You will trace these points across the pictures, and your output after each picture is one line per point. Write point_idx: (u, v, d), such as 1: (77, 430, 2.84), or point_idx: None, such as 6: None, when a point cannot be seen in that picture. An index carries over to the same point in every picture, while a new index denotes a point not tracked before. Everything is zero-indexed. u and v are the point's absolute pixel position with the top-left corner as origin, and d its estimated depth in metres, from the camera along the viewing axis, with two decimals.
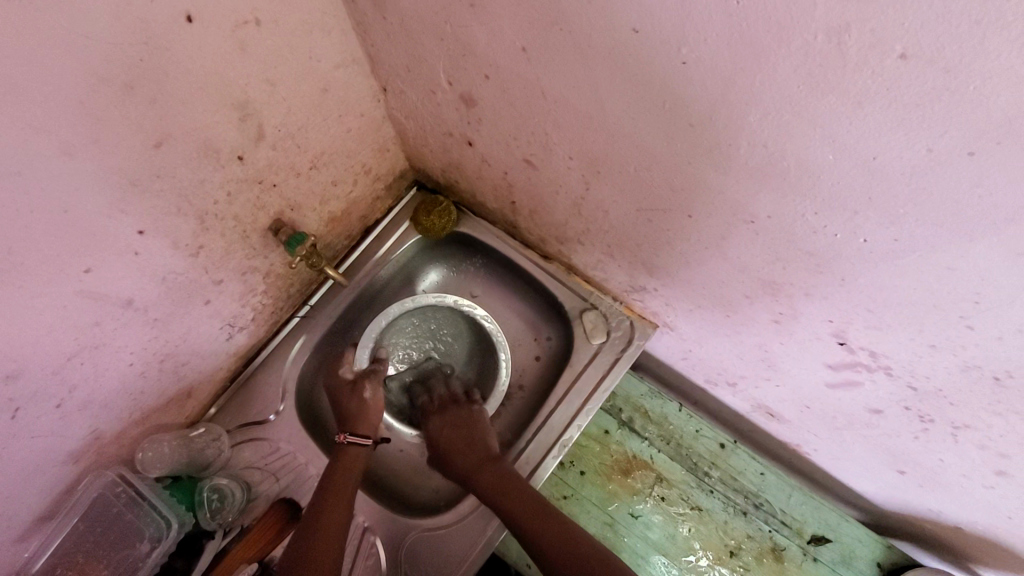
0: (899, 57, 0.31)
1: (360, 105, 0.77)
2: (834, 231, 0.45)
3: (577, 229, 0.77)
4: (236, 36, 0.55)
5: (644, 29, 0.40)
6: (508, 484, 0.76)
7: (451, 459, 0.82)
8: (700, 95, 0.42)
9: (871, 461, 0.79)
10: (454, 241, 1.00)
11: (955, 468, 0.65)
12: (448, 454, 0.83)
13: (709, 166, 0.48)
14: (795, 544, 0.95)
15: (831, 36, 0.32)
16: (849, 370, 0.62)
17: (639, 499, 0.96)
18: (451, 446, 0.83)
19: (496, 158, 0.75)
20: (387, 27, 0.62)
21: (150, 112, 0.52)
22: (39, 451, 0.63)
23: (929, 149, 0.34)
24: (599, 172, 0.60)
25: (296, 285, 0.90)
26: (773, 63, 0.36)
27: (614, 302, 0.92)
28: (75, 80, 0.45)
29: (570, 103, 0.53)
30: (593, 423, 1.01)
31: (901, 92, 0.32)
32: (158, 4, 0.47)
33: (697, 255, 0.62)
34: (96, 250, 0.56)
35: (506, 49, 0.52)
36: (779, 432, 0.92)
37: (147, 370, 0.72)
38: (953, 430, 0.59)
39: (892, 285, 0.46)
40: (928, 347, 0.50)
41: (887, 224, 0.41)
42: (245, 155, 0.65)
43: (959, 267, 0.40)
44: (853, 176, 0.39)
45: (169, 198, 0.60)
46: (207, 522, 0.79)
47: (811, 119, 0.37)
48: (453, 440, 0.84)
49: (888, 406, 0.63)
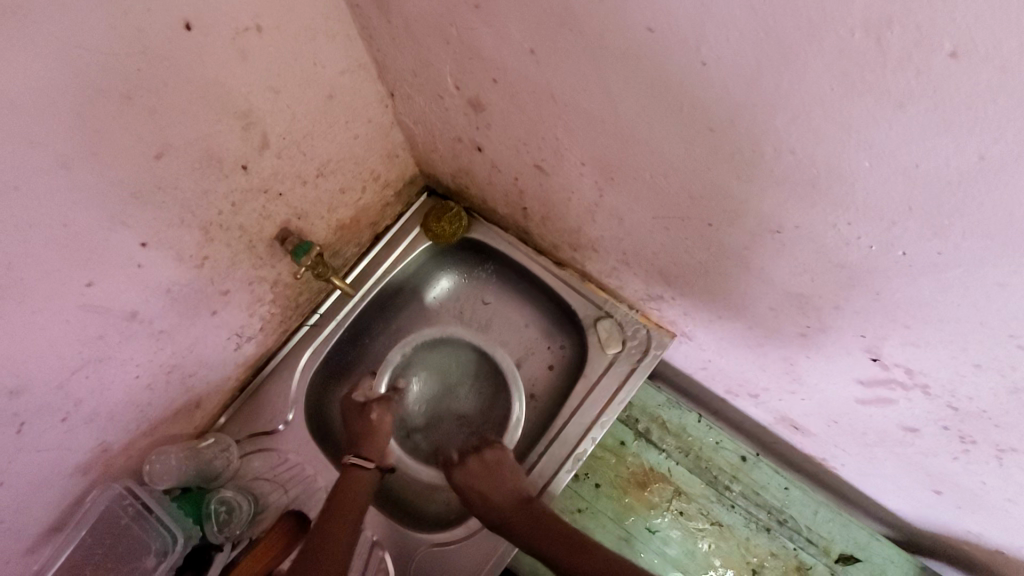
0: (949, 54, 0.27)
1: (367, 110, 0.75)
2: (868, 244, 0.42)
3: (591, 236, 0.74)
4: (237, 43, 0.53)
5: (659, 27, 0.37)
6: (531, 522, 0.75)
7: (479, 506, 0.77)
8: (720, 97, 0.39)
9: (906, 481, 0.75)
10: (466, 248, 0.98)
11: (999, 492, 0.60)
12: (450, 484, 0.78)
13: (731, 172, 0.45)
14: (822, 563, 0.91)
15: (870, 31, 0.29)
16: (881, 387, 0.58)
17: (657, 513, 0.93)
18: (478, 491, 0.78)
19: (506, 164, 0.72)
20: (392, 31, 0.60)
21: (150, 123, 0.51)
22: (45, 465, 0.62)
23: (981, 156, 0.31)
24: (613, 178, 0.57)
25: (305, 293, 0.89)
26: (804, 63, 0.32)
27: (630, 310, 0.88)
28: (72, 92, 0.43)
29: (582, 107, 0.50)
30: (609, 434, 0.97)
31: (951, 91, 0.29)
32: (156, 12, 0.45)
33: (717, 265, 0.58)
34: (98, 262, 0.55)
35: (514, 51, 0.49)
36: (805, 446, 0.88)
37: (154, 381, 0.71)
38: (998, 453, 0.55)
39: (933, 300, 0.43)
40: (971, 366, 0.46)
41: (927, 236, 0.38)
42: (250, 164, 0.64)
43: (1011, 283, 0.37)
44: (892, 183, 0.36)
45: (172, 209, 0.59)
46: (214, 535, 0.79)
47: (846, 122, 0.34)
48: (479, 486, 0.78)
49: (925, 426, 0.59)
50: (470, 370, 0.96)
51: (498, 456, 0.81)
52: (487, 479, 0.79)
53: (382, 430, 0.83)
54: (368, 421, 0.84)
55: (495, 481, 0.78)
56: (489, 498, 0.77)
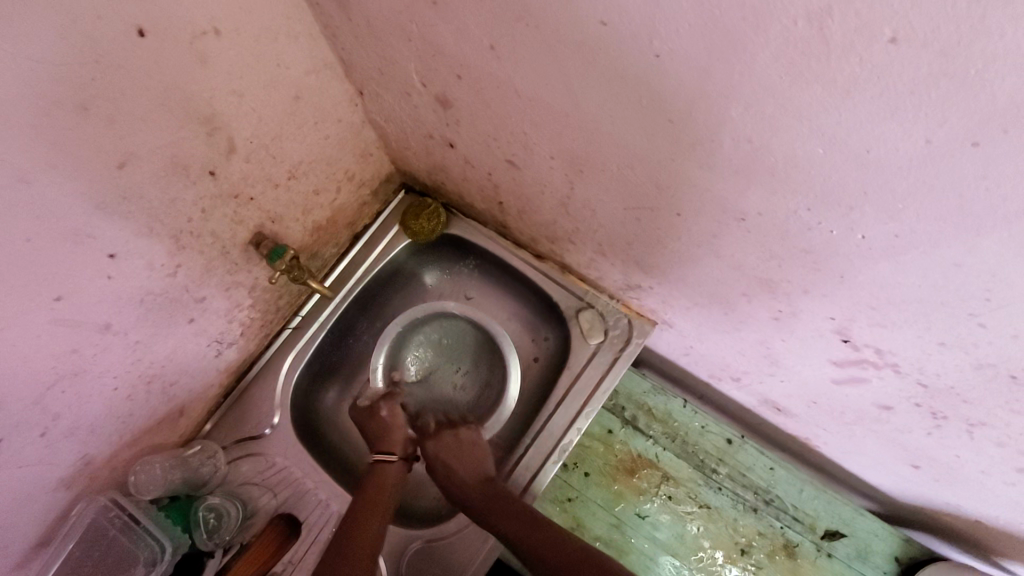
0: (889, 42, 0.27)
1: (337, 111, 0.74)
2: (830, 228, 0.42)
3: (567, 228, 0.74)
4: (195, 48, 0.52)
5: (612, 21, 0.37)
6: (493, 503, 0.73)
7: (446, 478, 0.78)
8: (677, 89, 0.39)
9: (885, 456, 0.76)
10: (445, 244, 0.97)
11: (973, 464, 0.61)
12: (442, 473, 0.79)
13: (693, 163, 0.45)
14: (808, 540, 0.92)
15: (813, 20, 0.29)
16: (855, 367, 0.59)
17: (646, 499, 0.94)
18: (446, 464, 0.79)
19: (478, 159, 0.72)
20: (354, 29, 0.59)
21: (110, 134, 0.50)
22: (27, 482, 0.62)
23: (928, 140, 0.31)
24: (582, 171, 0.57)
25: (285, 297, 0.88)
26: (751, 53, 0.32)
27: (610, 300, 0.89)
28: (23, 105, 0.43)
29: (544, 101, 0.50)
30: (596, 423, 0.98)
31: (893, 79, 0.29)
32: (107, 20, 0.44)
33: (688, 253, 0.59)
34: (67, 277, 0.54)
35: (474, 47, 0.49)
36: (788, 426, 0.89)
37: (133, 392, 0.71)
38: (968, 427, 0.56)
39: (895, 282, 0.43)
40: (936, 344, 0.47)
41: (886, 220, 0.38)
42: (217, 169, 0.63)
43: (967, 263, 0.37)
44: (847, 169, 0.36)
45: (140, 219, 0.58)
46: (203, 542, 0.79)
47: (797, 111, 0.34)
48: (448, 461, 0.79)
49: (898, 403, 0.60)
50: (463, 356, 0.96)
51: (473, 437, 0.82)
52: (457, 454, 0.80)
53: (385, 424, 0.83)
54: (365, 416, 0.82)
55: (463, 456, 0.80)
56: (453, 474, 0.78)
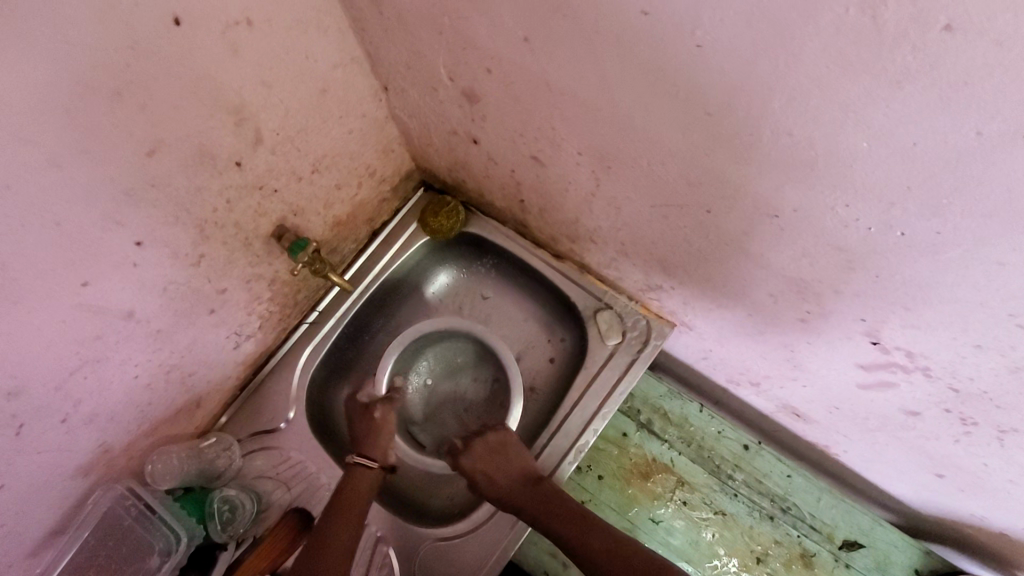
0: (944, 30, 0.27)
1: (362, 105, 0.75)
2: (867, 224, 0.41)
3: (589, 226, 0.74)
4: (228, 38, 0.53)
5: (652, 10, 0.36)
6: None
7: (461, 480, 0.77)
8: (716, 81, 0.38)
9: (910, 465, 0.75)
10: (463, 242, 0.97)
11: (1003, 474, 0.60)
12: (459, 475, 0.78)
13: (729, 158, 0.44)
14: (825, 550, 0.91)
15: (865, 7, 0.28)
16: (883, 371, 0.58)
17: (660, 504, 0.93)
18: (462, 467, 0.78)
19: (502, 156, 0.72)
20: (384, 23, 0.59)
21: (142, 120, 0.50)
22: (46, 468, 0.62)
23: (978, 133, 0.30)
24: (610, 167, 0.57)
25: (304, 291, 0.88)
26: (799, 42, 0.32)
27: (629, 301, 0.88)
28: (62, 89, 0.43)
29: (575, 95, 0.50)
30: (611, 426, 0.97)
31: (947, 68, 0.28)
32: (144, 7, 0.45)
33: (715, 252, 0.58)
34: (94, 262, 0.54)
35: (507, 40, 0.49)
36: (808, 434, 0.87)
37: (153, 381, 0.71)
38: (999, 434, 0.55)
39: (932, 281, 0.43)
40: (972, 347, 0.46)
41: (928, 215, 0.37)
42: (244, 160, 0.64)
43: (1011, 261, 0.36)
44: (889, 163, 0.36)
45: (167, 207, 0.58)
46: (217, 534, 0.78)
47: (842, 102, 0.34)
48: (465, 460, 0.79)
49: (926, 409, 0.59)
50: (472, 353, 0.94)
51: (487, 435, 0.81)
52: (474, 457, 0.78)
53: (387, 428, 0.82)
54: (370, 420, 0.83)
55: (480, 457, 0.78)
56: (470, 475, 0.77)
